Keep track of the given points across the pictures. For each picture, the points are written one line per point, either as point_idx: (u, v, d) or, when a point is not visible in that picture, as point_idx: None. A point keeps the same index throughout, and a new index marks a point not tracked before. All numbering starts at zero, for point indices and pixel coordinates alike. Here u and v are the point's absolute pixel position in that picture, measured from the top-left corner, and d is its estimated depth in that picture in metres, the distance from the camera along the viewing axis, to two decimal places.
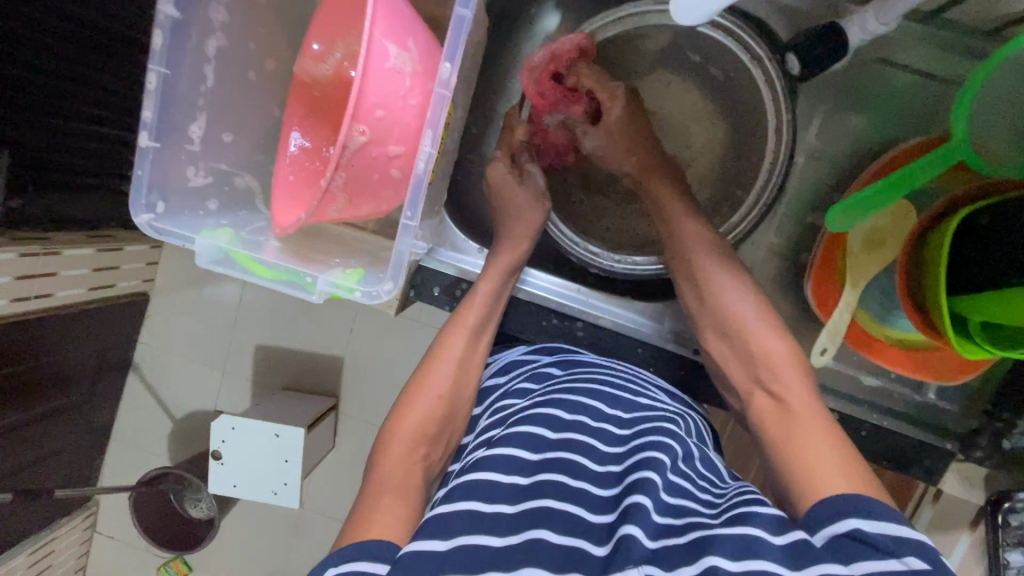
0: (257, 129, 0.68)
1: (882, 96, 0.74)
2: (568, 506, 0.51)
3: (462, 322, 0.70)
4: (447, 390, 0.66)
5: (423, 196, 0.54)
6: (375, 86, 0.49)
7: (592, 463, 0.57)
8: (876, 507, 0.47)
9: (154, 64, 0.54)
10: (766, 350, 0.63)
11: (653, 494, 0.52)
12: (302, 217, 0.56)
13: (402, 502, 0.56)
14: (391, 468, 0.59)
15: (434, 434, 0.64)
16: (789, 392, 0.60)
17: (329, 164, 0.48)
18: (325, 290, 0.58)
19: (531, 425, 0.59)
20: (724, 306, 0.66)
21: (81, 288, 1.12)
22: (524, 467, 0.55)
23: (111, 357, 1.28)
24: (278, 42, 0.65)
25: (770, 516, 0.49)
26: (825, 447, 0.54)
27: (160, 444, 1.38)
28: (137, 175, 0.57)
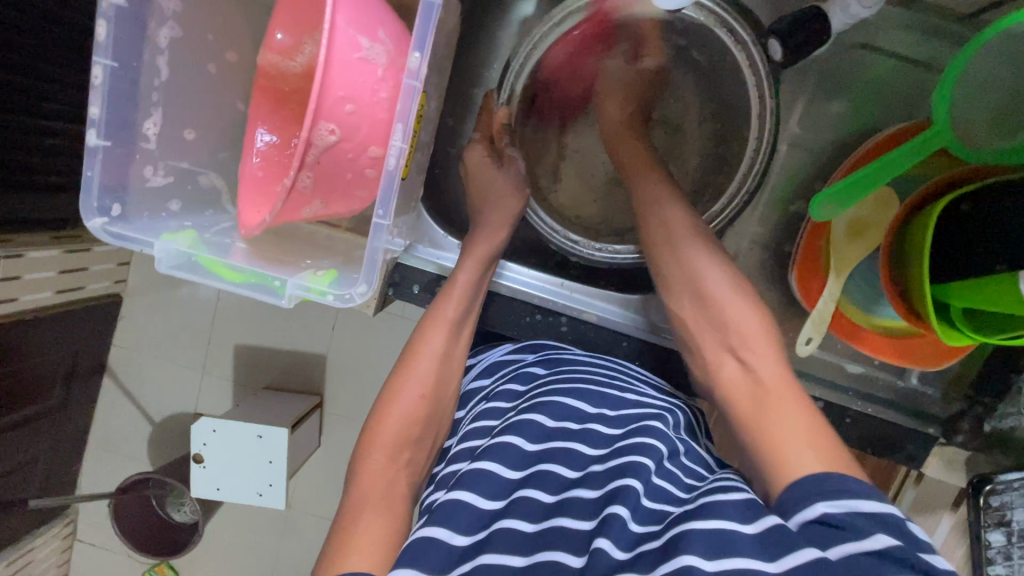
0: (219, 124, 0.64)
1: (863, 81, 0.73)
2: (549, 523, 0.50)
3: (438, 319, 0.66)
4: (431, 386, 0.64)
5: (394, 194, 0.51)
6: (339, 78, 0.46)
7: (570, 473, 0.56)
8: (845, 484, 0.46)
9: (99, 57, 0.50)
10: (741, 322, 0.60)
11: (630, 497, 0.50)
12: (268, 217, 0.52)
13: (383, 515, 0.55)
14: (372, 477, 0.58)
15: (419, 437, 0.62)
16: (763, 366, 0.58)
17: (292, 164, 0.45)
18: (296, 294, 0.54)
19: (506, 436, 0.57)
20: (698, 270, 0.64)
21: (47, 292, 1.06)
22: (502, 487, 0.54)
23: (81, 362, 1.23)
24: (239, 32, 0.62)
25: (742, 507, 0.48)
26: (795, 423, 0.53)
27: (138, 449, 1.34)
28: (87, 177, 0.53)
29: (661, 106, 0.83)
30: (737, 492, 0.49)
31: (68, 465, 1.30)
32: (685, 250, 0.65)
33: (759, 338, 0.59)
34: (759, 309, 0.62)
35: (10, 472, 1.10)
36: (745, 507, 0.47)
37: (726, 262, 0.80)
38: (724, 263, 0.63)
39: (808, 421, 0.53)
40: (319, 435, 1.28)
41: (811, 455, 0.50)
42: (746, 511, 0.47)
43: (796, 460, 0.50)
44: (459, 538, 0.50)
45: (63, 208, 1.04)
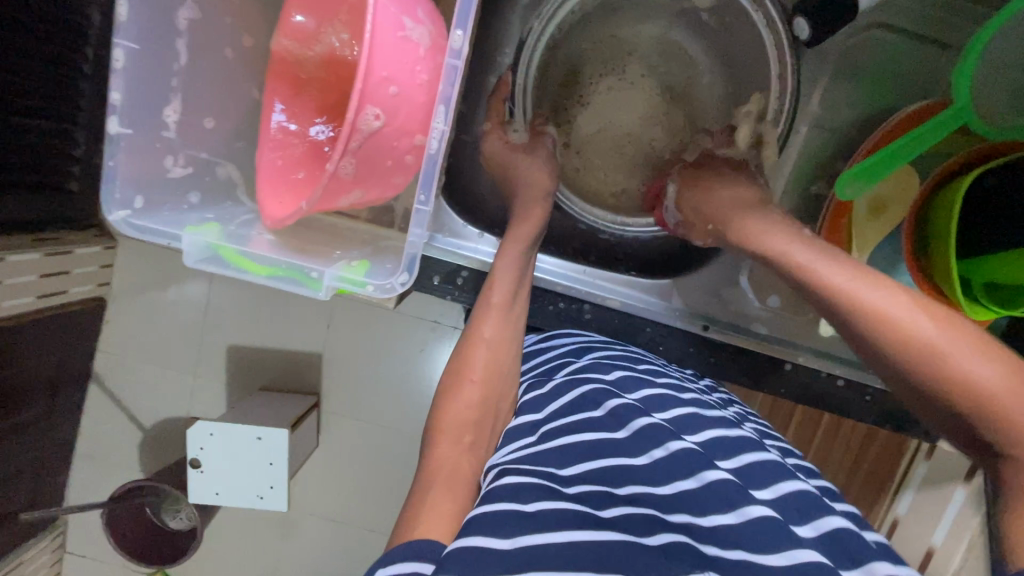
0: (233, 109, 0.61)
1: (881, 60, 0.73)
2: (632, 508, 0.47)
3: (489, 305, 0.66)
4: (482, 372, 0.62)
5: (437, 177, 0.50)
6: (383, 57, 0.44)
7: (632, 460, 0.51)
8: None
9: (120, 39, 0.47)
10: (898, 323, 0.49)
11: (715, 515, 0.47)
12: (306, 206, 0.51)
13: (449, 495, 0.52)
14: (438, 465, 0.55)
15: (478, 420, 0.59)
16: (984, 371, 0.45)
17: (337, 148, 0.44)
18: (332, 285, 0.53)
19: (563, 438, 0.54)
20: (822, 281, 0.54)
21: (31, 297, 0.99)
22: (558, 477, 0.49)
23: (67, 366, 1.14)
24: (254, 15, 0.60)
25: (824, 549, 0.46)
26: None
27: (128, 458, 1.26)
28: (108, 168, 0.50)
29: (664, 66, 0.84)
30: (828, 518, 0.49)
31: (54, 477, 1.21)
32: (823, 277, 0.54)
33: (1004, 392, 0.44)
34: (912, 296, 0.50)
35: None
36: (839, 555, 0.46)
37: None
38: (837, 262, 0.54)
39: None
40: (319, 434, 1.22)
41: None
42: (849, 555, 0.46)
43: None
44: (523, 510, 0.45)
45: (45, 208, 0.99)
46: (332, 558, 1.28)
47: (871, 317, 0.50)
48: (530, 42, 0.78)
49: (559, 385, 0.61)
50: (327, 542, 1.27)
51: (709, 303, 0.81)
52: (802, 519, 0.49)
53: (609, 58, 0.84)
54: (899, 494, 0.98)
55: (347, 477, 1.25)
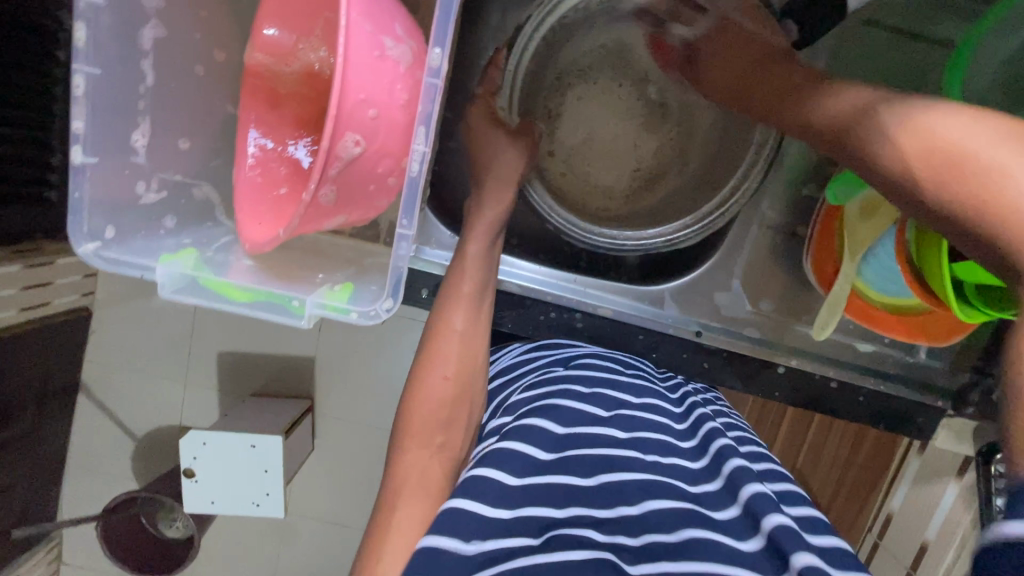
0: (206, 127, 0.59)
1: (872, 59, 0.72)
2: (578, 531, 0.49)
3: (458, 296, 0.64)
4: (455, 368, 0.61)
5: (419, 201, 0.49)
6: (356, 79, 0.43)
7: (582, 483, 0.53)
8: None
9: (78, 64, 0.45)
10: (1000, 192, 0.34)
11: (651, 535, 0.50)
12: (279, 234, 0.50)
13: (417, 505, 0.53)
14: (406, 470, 0.56)
15: (447, 420, 0.59)
16: None
17: (314, 175, 0.43)
18: (315, 312, 0.51)
19: (516, 443, 0.54)
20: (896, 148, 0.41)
21: (12, 311, 0.97)
22: (506, 495, 0.51)
23: (54, 379, 1.11)
24: (224, 28, 0.58)
25: (759, 559, 0.49)
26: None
27: (120, 469, 1.23)
28: (74, 199, 0.48)
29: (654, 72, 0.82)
30: (772, 517, 0.51)
31: (45, 491, 1.18)
32: (884, 130, 0.43)
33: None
34: None
35: None
36: (768, 563, 0.49)
37: (738, 247, 0.80)
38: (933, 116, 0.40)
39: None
40: (313, 437, 1.19)
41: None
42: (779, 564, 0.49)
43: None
44: (468, 546, 0.47)
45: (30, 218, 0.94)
46: (330, 561, 1.26)
47: (937, 148, 0.38)
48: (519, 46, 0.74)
49: (531, 400, 0.61)
50: (325, 547, 1.26)
51: (704, 309, 0.80)
52: (746, 533, 0.52)
53: (588, 66, 0.82)
54: (894, 488, 0.98)
55: (342, 481, 1.23)
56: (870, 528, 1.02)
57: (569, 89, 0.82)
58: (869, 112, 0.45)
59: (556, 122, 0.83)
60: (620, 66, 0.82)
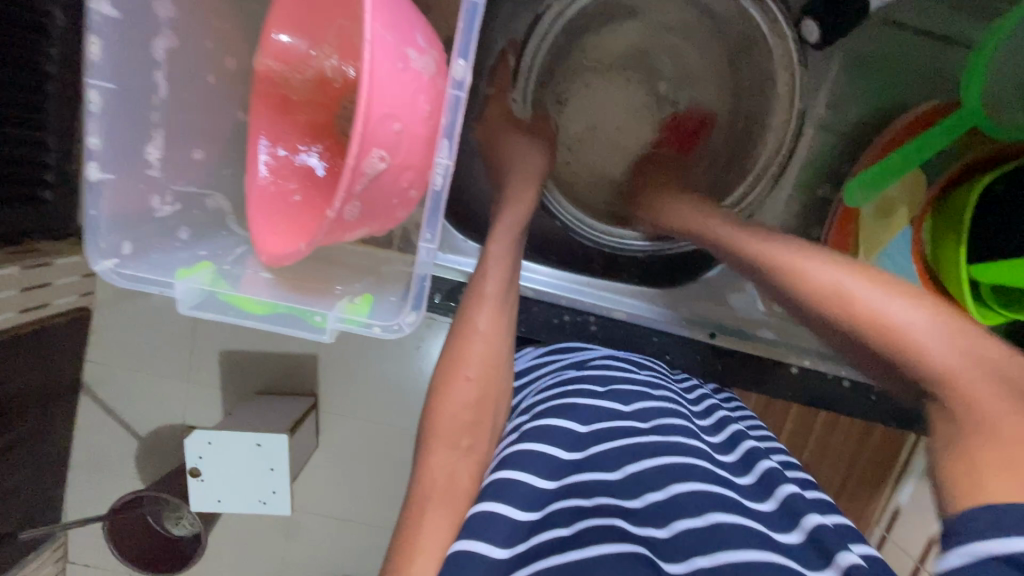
0: (218, 136, 0.58)
1: (886, 58, 0.71)
2: (609, 520, 0.49)
3: (482, 296, 0.62)
4: (479, 368, 0.60)
5: (442, 216, 0.48)
6: (380, 95, 0.42)
7: (609, 476, 0.54)
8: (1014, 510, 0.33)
9: (94, 79, 0.44)
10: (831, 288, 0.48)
11: (685, 521, 0.50)
12: (303, 248, 0.49)
13: (447, 510, 0.52)
14: (435, 475, 0.54)
15: (474, 421, 0.58)
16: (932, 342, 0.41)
17: (340, 192, 0.42)
18: (337, 326, 0.50)
19: (537, 444, 0.54)
20: (763, 253, 0.56)
21: (13, 312, 0.93)
22: (537, 497, 0.52)
23: (57, 380, 1.10)
24: (233, 34, 0.56)
25: (800, 552, 0.50)
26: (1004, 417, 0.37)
27: (126, 469, 1.22)
28: (91, 216, 0.47)
29: (665, 67, 0.80)
30: (806, 521, 0.52)
31: (51, 491, 1.18)
32: (794, 270, 0.51)
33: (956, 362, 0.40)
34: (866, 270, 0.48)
35: None
36: (810, 555, 0.49)
37: None
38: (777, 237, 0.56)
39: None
40: (319, 436, 1.19)
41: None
42: (820, 552, 0.49)
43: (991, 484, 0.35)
44: (499, 551, 0.48)
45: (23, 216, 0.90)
46: (337, 557, 1.27)
47: (845, 309, 0.46)
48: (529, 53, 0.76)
49: (546, 399, 0.62)
50: (332, 543, 1.26)
51: (714, 311, 0.81)
52: (785, 525, 0.52)
53: (600, 62, 0.80)
54: (900, 484, 1.00)
55: (349, 480, 1.23)
56: (876, 523, 1.03)
57: (579, 84, 0.80)
58: (739, 230, 0.61)
59: (567, 119, 0.81)
60: (634, 58, 0.80)
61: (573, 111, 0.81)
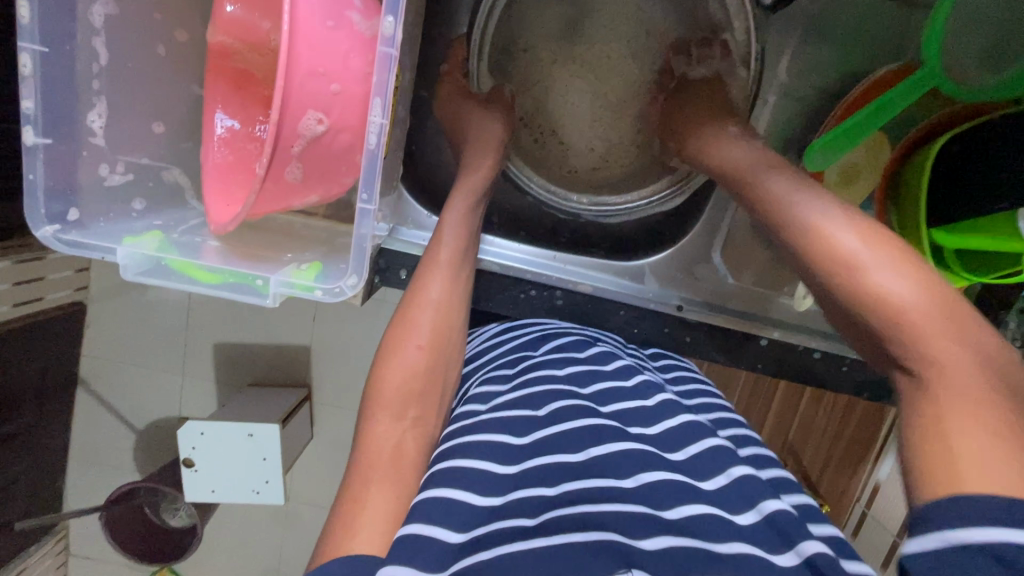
0: (174, 108, 0.59)
1: (848, 21, 0.70)
2: (574, 509, 0.46)
3: (434, 264, 0.62)
4: (429, 336, 0.59)
5: (379, 175, 0.48)
6: (305, 50, 0.42)
7: (569, 458, 0.50)
8: (986, 505, 0.33)
9: (24, 42, 0.44)
10: (845, 254, 0.47)
11: (634, 505, 0.47)
12: (240, 211, 0.48)
13: (391, 483, 0.51)
14: (380, 445, 0.54)
15: (421, 393, 0.58)
16: (942, 364, 0.40)
17: (268, 148, 0.42)
18: (279, 292, 0.51)
19: (489, 435, 0.53)
20: (801, 226, 0.51)
21: (5, 305, 0.92)
22: (497, 484, 0.49)
23: (53, 370, 1.10)
24: (184, 7, 0.57)
25: (761, 536, 0.47)
26: (976, 406, 0.37)
27: (123, 459, 1.23)
28: (29, 181, 0.47)
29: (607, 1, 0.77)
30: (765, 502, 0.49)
31: (49, 480, 1.18)
32: (817, 243, 0.49)
33: (930, 318, 0.41)
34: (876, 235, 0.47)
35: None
36: (769, 534, 0.47)
37: (718, 220, 0.79)
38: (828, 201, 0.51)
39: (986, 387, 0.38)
40: (311, 421, 1.19)
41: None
42: (782, 536, 0.46)
43: (980, 472, 0.34)
44: (455, 536, 0.45)
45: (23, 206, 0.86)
46: None
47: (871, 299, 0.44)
48: (477, 36, 0.77)
49: (509, 388, 0.60)
50: (327, 530, 1.27)
51: (686, 285, 0.80)
52: (741, 501, 0.50)
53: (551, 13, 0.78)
54: (881, 459, 0.98)
55: (341, 467, 1.23)
56: (858, 498, 1.01)
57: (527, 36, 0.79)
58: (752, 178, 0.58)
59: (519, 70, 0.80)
60: (650, 26, 0.77)
61: (523, 60, 0.79)
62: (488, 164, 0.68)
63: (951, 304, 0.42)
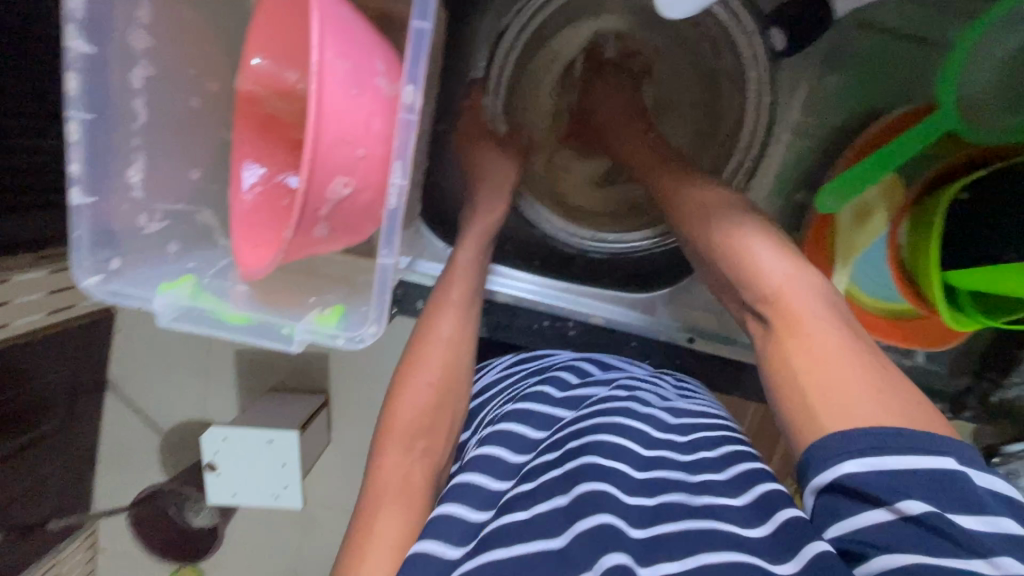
0: (207, 154, 0.62)
1: (862, 61, 0.70)
2: (558, 501, 0.50)
3: (446, 302, 0.64)
4: (440, 374, 0.61)
5: (400, 231, 0.50)
6: (332, 120, 0.44)
7: (551, 456, 0.55)
8: (875, 435, 0.42)
9: (72, 111, 0.47)
10: (761, 270, 0.55)
11: (609, 484, 0.50)
12: (278, 257, 0.50)
13: (401, 512, 0.54)
14: (389, 476, 0.56)
15: (430, 426, 0.59)
16: (822, 339, 0.50)
17: (296, 213, 0.44)
18: (304, 338, 0.54)
19: (488, 447, 0.56)
20: (739, 242, 0.58)
21: (38, 314, 0.94)
22: (491, 498, 0.54)
23: (85, 375, 1.13)
24: (216, 60, 0.60)
25: (734, 513, 0.50)
26: (838, 353, 0.48)
27: (149, 459, 1.25)
28: (75, 237, 0.51)
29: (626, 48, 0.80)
30: (754, 487, 0.51)
31: (79, 480, 1.20)
32: (774, 278, 0.54)
33: (808, 309, 0.52)
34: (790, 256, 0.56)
35: (29, 492, 1.04)
36: (747, 514, 0.49)
37: None
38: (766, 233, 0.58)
39: (835, 326, 0.50)
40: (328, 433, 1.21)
41: (877, 408, 0.44)
42: (760, 514, 0.49)
43: (849, 412, 0.44)
44: (454, 550, 0.49)
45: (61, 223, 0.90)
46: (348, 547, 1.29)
47: (759, 283, 0.55)
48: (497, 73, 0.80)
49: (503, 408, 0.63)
50: (344, 534, 1.28)
51: (699, 318, 0.80)
52: (734, 489, 0.52)
53: (573, 67, 0.82)
54: None
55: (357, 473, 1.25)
56: None
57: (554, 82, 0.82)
58: (721, 214, 0.62)
59: (539, 119, 0.84)
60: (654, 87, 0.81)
61: (547, 108, 0.83)
62: (500, 205, 0.70)
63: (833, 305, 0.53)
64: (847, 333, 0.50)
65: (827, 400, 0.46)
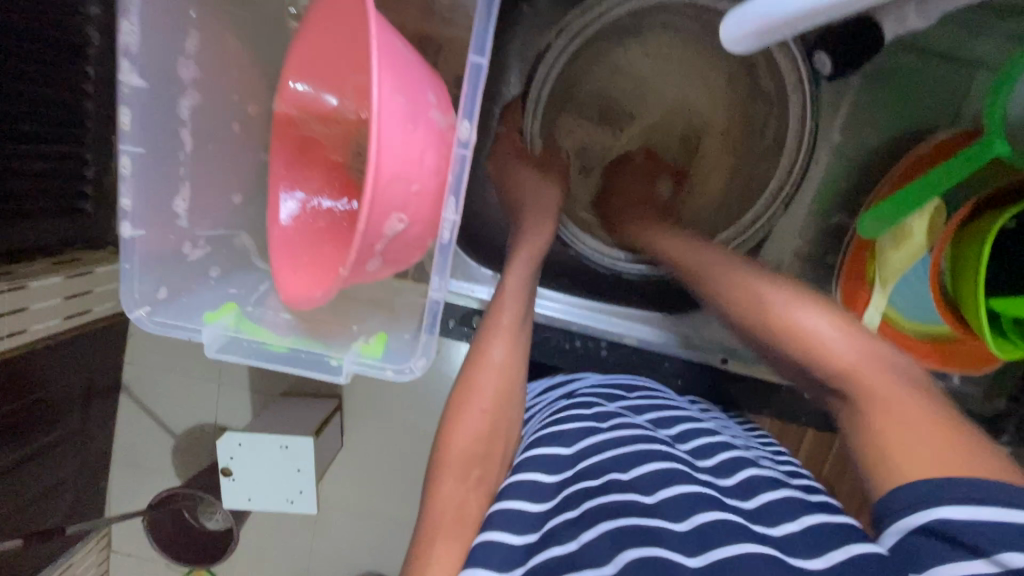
0: (246, 177, 0.61)
1: (902, 84, 0.70)
2: (613, 523, 0.48)
3: (497, 329, 0.63)
4: (492, 401, 0.60)
5: (451, 262, 0.51)
6: (391, 157, 0.43)
7: (591, 482, 0.53)
8: (946, 484, 0.39)
9: (125, 145, 0.47)
10: (821, 339, 0.49)
11: (660, 520, 0.48)
12: (339, 280, 0.49)
13: (456, 542, 0.53)
14: (444, 505, 0.54)
15: (485, 454, 0.58)
16: (901, 406, 0.44)
17: (354, 250, 0.44)
18: (353, 367, 0.53)
19: (526, 473, 0.55)
20: (782, 311, 0.53)
21: (55, 320, 0.87)
22: (532, 521, 0.52)
23: (100, 381, 1.10)
24: (257, 84, 0.60)
25: (795, 542, 0.46)
26: (908, 410, 0.43)
27: (161, 463, 1.21)
28: (126, 269, 0.51)
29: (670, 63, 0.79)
30: (806, 516, 0.49)
31: (94, 484, 1.18)
32: (821, 344, 0.49)
33: (877, 378, 0.46)
34: (856, 330, 0.50)
35: (46, 498, 1.03)
36: (803, 545, 0.46)
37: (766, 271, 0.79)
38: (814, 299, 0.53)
39: (919, 400, 0.44)
40: (342, 438, 1.16)
41: (955, 449, 0.40)
42: (820, 542, 0.46)
43: (919, 469, 0.41)
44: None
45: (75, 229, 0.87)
46: (363, 554, 1.24)
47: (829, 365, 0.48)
48: (535, 91, 0.78)
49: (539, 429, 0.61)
50: (359, 542, 1.23)
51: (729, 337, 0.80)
52: (792, 514, 0.49)
53: (614, 81, 0.81)
54: None
55: (371, 481, 1.20)
56: None
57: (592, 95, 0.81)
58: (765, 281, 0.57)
59: (573, 126, 0.82)
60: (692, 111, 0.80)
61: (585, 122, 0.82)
62: (537, 226, 0.70)
63: (885, 364, 0.47)
64: (921, 391, 0.45)
65: (901, 452, 0.42)
